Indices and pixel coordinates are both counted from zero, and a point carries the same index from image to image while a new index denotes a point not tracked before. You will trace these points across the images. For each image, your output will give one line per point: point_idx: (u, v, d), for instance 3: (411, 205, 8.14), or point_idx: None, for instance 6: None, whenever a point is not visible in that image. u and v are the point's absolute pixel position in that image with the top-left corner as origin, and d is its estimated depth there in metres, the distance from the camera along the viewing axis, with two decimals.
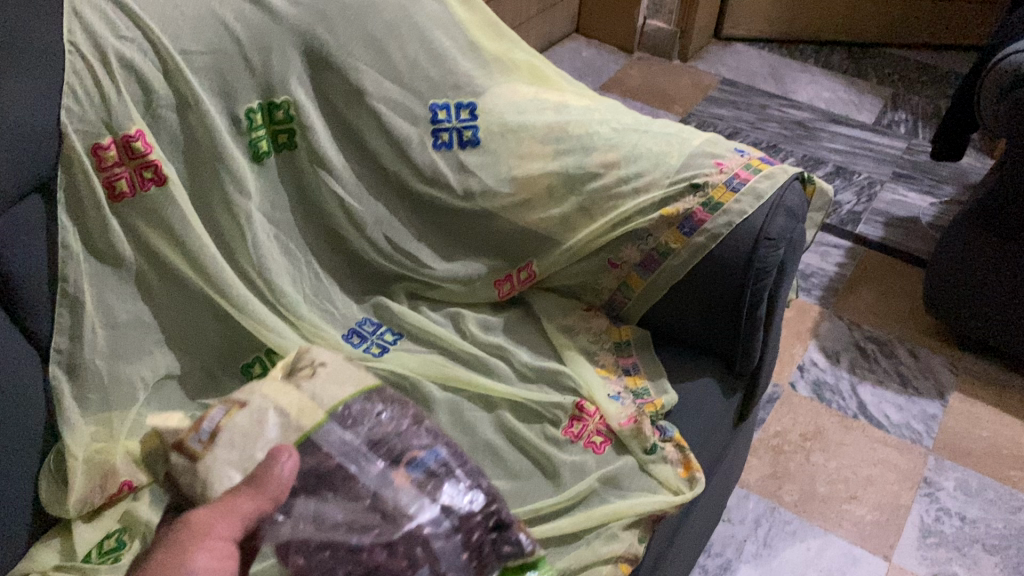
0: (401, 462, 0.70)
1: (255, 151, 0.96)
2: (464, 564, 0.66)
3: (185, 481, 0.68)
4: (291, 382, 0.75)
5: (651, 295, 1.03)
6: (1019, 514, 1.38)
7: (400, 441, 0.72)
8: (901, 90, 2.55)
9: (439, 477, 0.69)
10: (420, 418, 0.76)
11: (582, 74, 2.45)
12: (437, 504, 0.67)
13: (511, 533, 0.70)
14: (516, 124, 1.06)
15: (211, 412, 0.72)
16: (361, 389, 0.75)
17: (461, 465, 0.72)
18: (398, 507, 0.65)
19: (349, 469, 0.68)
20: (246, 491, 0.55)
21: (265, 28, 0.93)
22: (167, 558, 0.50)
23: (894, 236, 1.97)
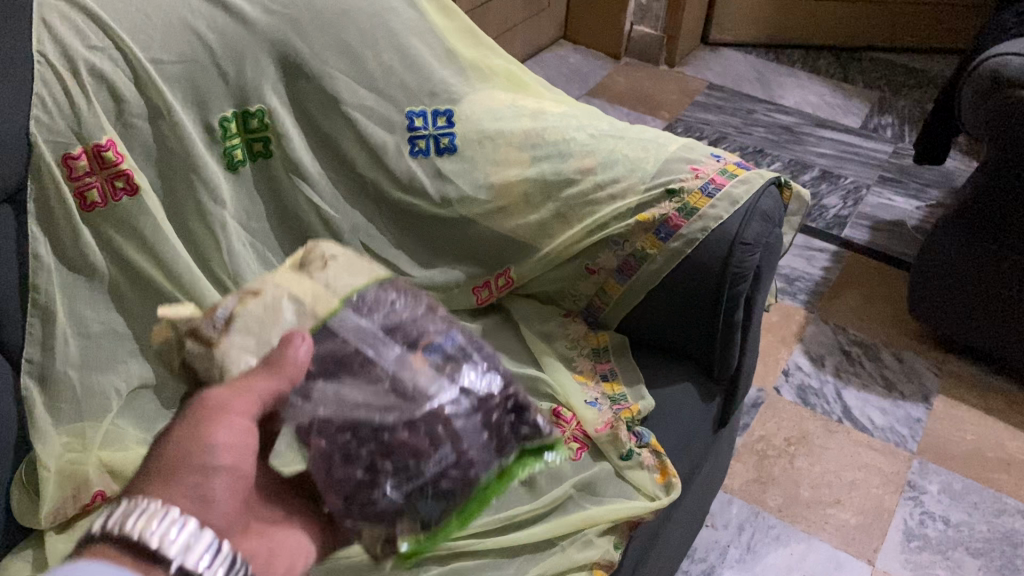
0: (419, 346, 0.75)
1: (230, 160, 0.96)
2: (485, 441, 0.73)
3: (202, 366, 0.69)
4: (303, 272, 0.77)
5: (629, 301, 1.02)
6: (1002, 517, 1.38)
7: (415, 327, 0.77)
8: (888, 93, 2.56)
9: (457, 361, 0.76)
10: (431, 308, 0.82)
11: (569, 80, 2.45)
12: (458, 386, 0.73)
13: (530, 417, 0.78)
14: (493, 131, 1.05)
15: (226, 299, 0.73)
16: (373, 280, 0.80)
17: (475, 351, 0.79)
18: (420, 388, 0.70)
19: (367, 354, 0.72)
20: (264, 374, 0.63)
21: (238, 37, 0.93)
22: (189, 426, 0.58)
23: (879, 239, 1.98)
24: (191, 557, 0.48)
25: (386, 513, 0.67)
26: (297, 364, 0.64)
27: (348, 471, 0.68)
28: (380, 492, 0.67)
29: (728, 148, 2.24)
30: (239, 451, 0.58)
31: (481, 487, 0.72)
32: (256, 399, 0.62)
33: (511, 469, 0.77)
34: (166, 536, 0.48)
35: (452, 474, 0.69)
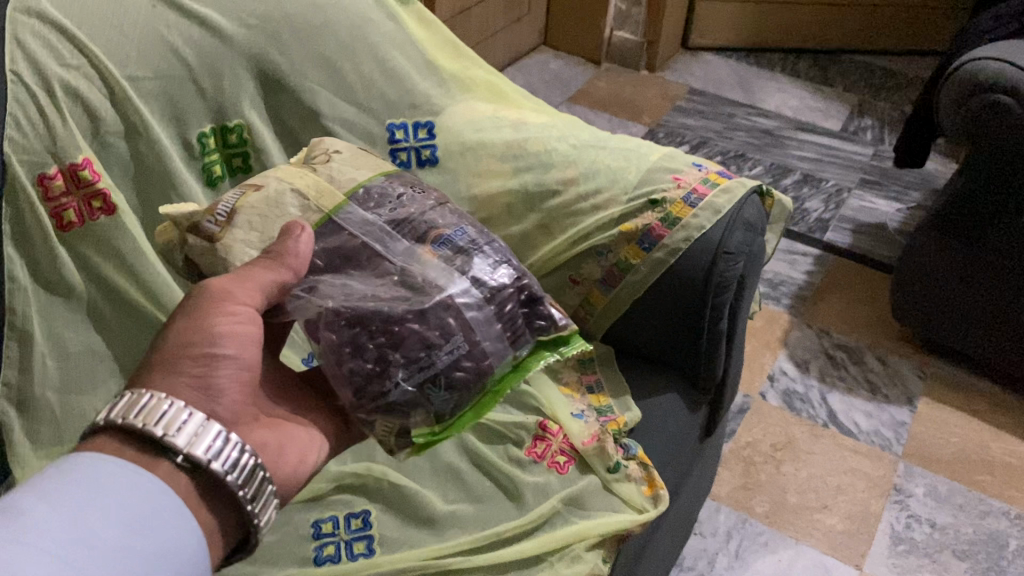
0: (428, 241, 0.77)
1: (209, 177, 0.95)
2: (498, 333, 0.73)
3: (207, 259, 0.79)
4: (308, 167, 0.86)
5: (614, 310, 1.01)
6: (987, 519, 1.38)
7: (425, 222, 0.79)
8: (867, 96, 2.57)
9: (468, 254, 0.77)
10: (444, 203, 0.84)
11: (551, 87, 2.45)
12: (467, 277, 0.74)
13: (543, 309, 0.77)
14: (474, 142, 1.05)
15: (229, 195, 0.83)
16: (378, 174, 0.86)
17: (487, 244, 0.79)
18: (428, 282, 0.73)
19: (374, 249, 0.77)
20: (269, 264, 0.70)
21: (215, 52, 0.92)
22: (196, 311, 0.65)
23: (862, 242, 1.98)
24: (198, 443, 0.57)
25: (398, 403, 0.70)
26: (296, 254, 0.71)
27: (357, 364, 0.70)
28: (391, 383, 0.69)
29: (710, 152, 2.25)
30: (244, 338, 0.65)
31: (495, 378, 0.73)
32: (260, 287, 0.68)
33: (526, 363, 0.76)
34: (174, 421, 0.57)
35: (464, 365, 0.71)
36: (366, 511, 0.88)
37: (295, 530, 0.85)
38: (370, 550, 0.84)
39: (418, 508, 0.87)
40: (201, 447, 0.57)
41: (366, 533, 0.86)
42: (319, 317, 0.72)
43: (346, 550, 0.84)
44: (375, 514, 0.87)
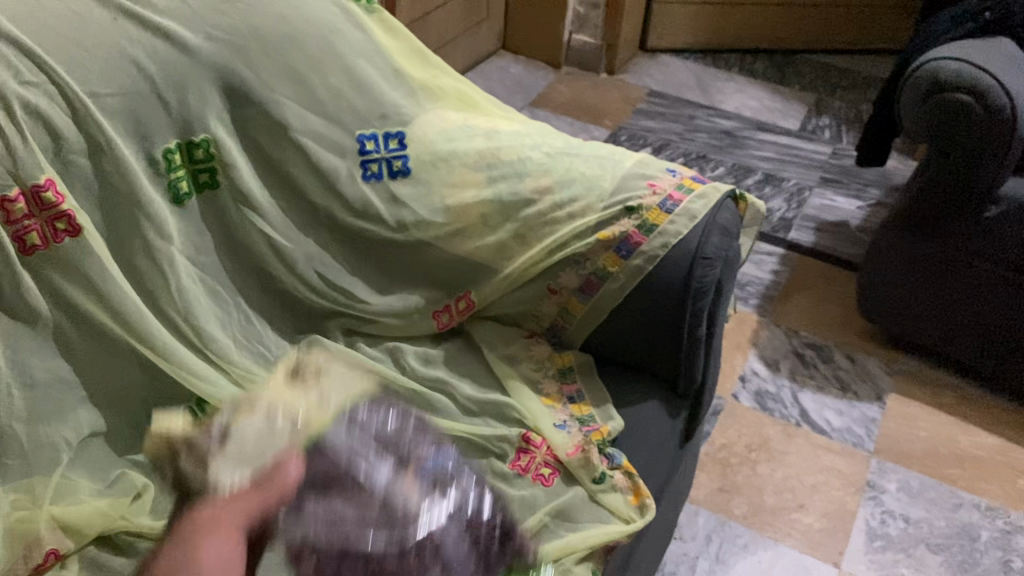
0: (410, 467, 0.66)
1: (175, 194, 0.92)
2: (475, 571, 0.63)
3: (185, 469, 0.67)
4: (298, 387, 0.78)
5: (592, 319, 1.01)
6: (959, 511, 1.40)
7: (408, 445, 0.68)
8: (823, 95, 2.61)
9: (449, 484, 0.66)
10: (422, 421, 0.72)
11: (512, 92, 2.44)
12: (448, 511, 0.64)
13: (513, 543, 0.67)
14: (447, 151, 1.03)
15: (218, 415, 0.72)
16: (364, 395, 0.75)
17: (465, 473, 0.69)
18: (407, 513, 0.62)
19: (355, 475, 0.63)
20: (251, 493, 0.61)
21: (180, 66, 0.90)
22: (182, 549, 0.60)
23: (825, 240, 2.01)
24: None
25: None
26: (286, 482, 0.61)
27: None
28: None
29: (672, 155, 2.26)
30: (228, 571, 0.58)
31: None
32: (244, 515, 0.60)
33: None
34: None
35: None
36: None
37: None
38: None
39: None
40: None
41: None
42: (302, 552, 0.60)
43: None
44: None
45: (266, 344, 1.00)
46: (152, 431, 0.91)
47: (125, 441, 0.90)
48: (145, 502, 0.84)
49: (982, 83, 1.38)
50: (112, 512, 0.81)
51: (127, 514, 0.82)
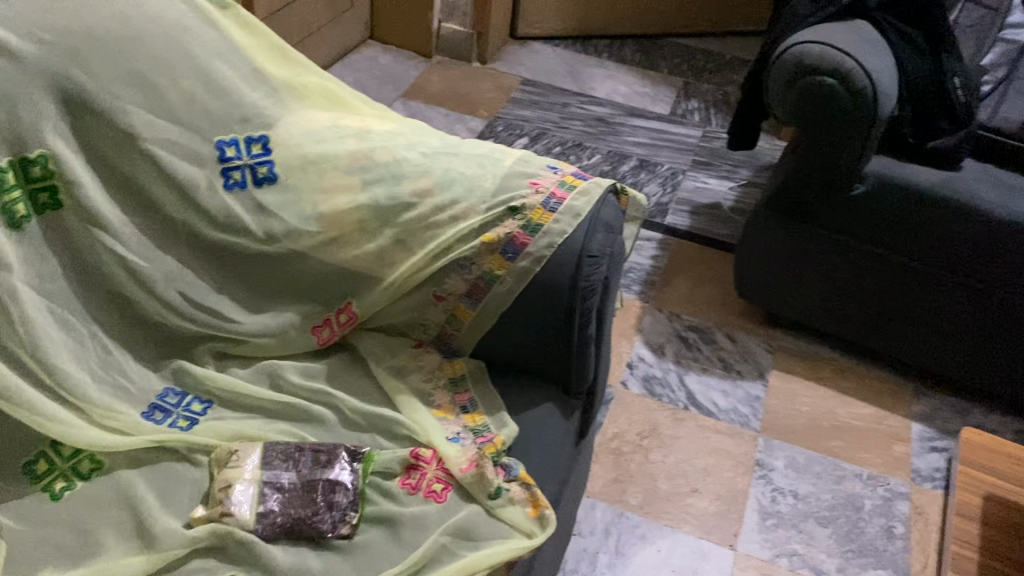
0: (297, 472, 0.87)
1: (11, 218, 0.83)
2: (334, 499, 0.85)
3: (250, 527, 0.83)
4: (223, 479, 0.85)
5: (481, 325, 0.98)
6: (843, 483, 1.45)
7: (299, 482, 0.86)
8: (690, 78, 2.66)
9: (313, 483, 0.86)
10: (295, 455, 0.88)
11: (382, 83, 2.37)
12: (305, 473, 0.87)
13: (338, 481, 0.86)
14: (315, 155, 0.97)
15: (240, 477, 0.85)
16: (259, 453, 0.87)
17: (327, 472, 0.87)
18: (288, 489, 0.86)
19: (274, 480, 0.86)
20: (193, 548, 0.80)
21: (7, 75, 0.81)
22: None
23: (700, 223, 2.04)
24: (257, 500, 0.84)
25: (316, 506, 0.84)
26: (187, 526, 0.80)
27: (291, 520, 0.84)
28: (318, 520, 0.83)
29: (549, 144, 2.24)
30: None
31: None
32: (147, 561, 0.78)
33: None
34: None
35: (334, 504, 0.84)
36: None
37: None
38: None
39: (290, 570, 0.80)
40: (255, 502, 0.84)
41: None
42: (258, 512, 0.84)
43: None
44: None
45: (128, 375, 0.92)
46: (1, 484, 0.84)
47: None
48: None
49: (844, 65, 1.40)
50: None
51: None
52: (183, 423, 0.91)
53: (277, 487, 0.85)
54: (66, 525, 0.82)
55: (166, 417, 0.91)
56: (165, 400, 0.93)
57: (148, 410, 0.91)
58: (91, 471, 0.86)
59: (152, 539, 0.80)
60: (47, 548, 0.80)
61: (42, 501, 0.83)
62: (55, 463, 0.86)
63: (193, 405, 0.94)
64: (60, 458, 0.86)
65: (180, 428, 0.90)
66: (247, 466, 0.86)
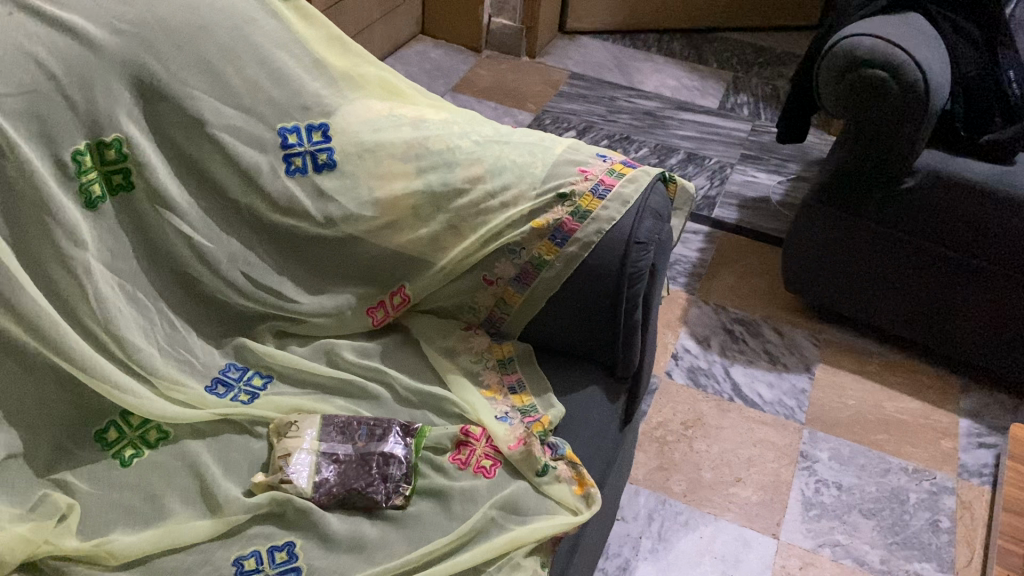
0: (353, 446, 0.91)
1: (87, 198, 0.87)
2: (385, 470, 0.88)
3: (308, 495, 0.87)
4: (283, 449, 0.89)
5: (529, 309, 1.00)
6: (888, 476, 1.45)
7: (354, 455, 0.90)
8: (740, 72, 2.65)
9: (368, 455, 0.89)
10: (352, 429, 0.92)
11: (432, 77, 2.41)
12: (360, 447, 0.90)
13: (391, 454, 0.89)
14: (372, 142, 1.00)
15: (298, 449, 0.89)
16: (316, 427, 0.91)
17: (381, 445, 0.90)
18: (344, 462, 0.89)
19: (332, 452, 0.90)
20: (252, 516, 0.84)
21: (85, 62, 0.85)
22: None
23: (747, 217, 2.04)
24: (315, 471, 0.88)
25: (370, 477, 0.88)
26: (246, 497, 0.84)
27: (346, 490, 0.87)
28: (370, 490, 0.87)
29: (596, 137, 2.26)
30: None
31: None
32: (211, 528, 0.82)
33: None
34: None
35: (386, 476, 0.88)
36: (290, 542, 0.83)
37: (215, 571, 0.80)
38: None
39: (345, 538, 0.83)
40: (313, 473, 0.88)
41: (292, 566, 0.81)
42: (316, 482, 0.88)
43: None
44: (300, 544, 0.83)
45: (193, 351, 0.97)
46: (75, 450, 0.89)
47: (45, 460, 0.87)
48: (71, 522, 0.81)
49: (896, 58, 1.40)
50: (36, 538, 0.78)
51: (52, 537, 0.79)
52: (244, 398, 0.95)
53: (333, 460, 0.89)
54: (136, 490, 0.86)
55: (228, 391, 0.95)
56: (228, 375, 0.97)
57: (211, 384, 0.95)
58: (157, 440, 0.91)
59: (218, 505, 0.84)
60: (118, 511, 0.84)
61: (113, 467, 0.88)
62: (124, 432, 0.90)
63: (254, 380, 0.98)
64: (129, 427, 0.90)
65: (241, 402, 0.95)
66: (306, 437, 0.90)
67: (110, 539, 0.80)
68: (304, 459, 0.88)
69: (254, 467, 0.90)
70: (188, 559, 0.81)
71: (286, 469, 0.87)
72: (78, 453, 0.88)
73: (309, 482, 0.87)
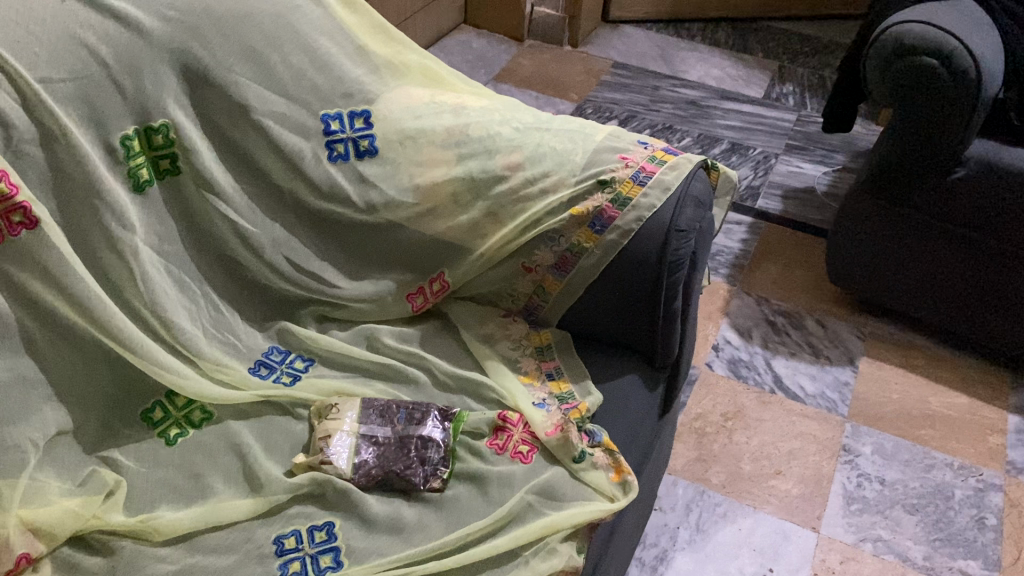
0: (391, 429, 0.92)
1: (135, 181, 0.89)
2: (422, 454, 0.89)
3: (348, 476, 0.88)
4: (323, 430, 0.90)
5: (568, 297, 1.00)
6: (933, 472, 1.43)
7: (392, 438, 0.91)
8: (786, 62, 2.61)
9: (405, 438, 0.90)
10: (391, 412, 0.93)
11: (474, 66, 2.41)
12: (398, 430, 0.91)
13: (429, 438, 0.90)
14: (414, 129, 1.01)
15: (338, 431, 0.90)
16: (356, 410, 0.93)
17: (419, 429, 0.91)
18: (382, 445, 0.90)
19: (370, 435, 0.91)
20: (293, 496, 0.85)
21: (134, 48, 0.86)
22: None
23: (792, 208, 2.02)
24: (354, 454, 0.89)
25: (408, 461, 0.88)
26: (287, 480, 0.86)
27: (385, 473, 0.88)
28: (408, 473, 0.88)
29: (639, 126, 2.25)
30: None
31: None
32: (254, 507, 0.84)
33: None
34: None
35: (423, 460, 0.89)
36: (330, 522, 0.84)
37: (257, 549, 0.81)
38: (338, 562, 0.81)
39: (384, 521, 0.84)
40: (352, 457, 0.89)
41: (331, 546, 0.82)
42: (356, 465, 0.89)
43: (312, 565, 0.80)
44: (339, 524, 0.84)
45: (237, 334, 0.98)
46: (123, 428, 0.91)
47: (94, 437, 0.89)
48: (118, 498, 0.83)
49: (948, 45, 1.36)
50: (85, 512, 0.80)
51: (100, 512, 0.81)
52: (286, 380, 0.97)
53: (372, 443, 0.90)
54: (180, 469, 0.88)
55: (270, 372, 0.97)
56: (270, 357, 0.99)
57: (254, 366, 0.97)
58: (202, 421, 0.93)
59: (260, 485, 0.86)
60: (163, 488, 0.86)
61: (159, 446, 0.90)
62: (170, 412, 0.92)
63: (296, 363, 1.00)
64: (175, 407, 0.92)
65: (284, 383, 0.96)
66: (346, 420, 0.91)
67: (155, 515, 0.82)
68: (344, 440, 0.89)
69: (295, 447, 0.92)
70: (232, 537, 0.82)
71: (326, 453, 0.88)
72: (126, 432, 0.91)
73: (349, 464, 0.88)
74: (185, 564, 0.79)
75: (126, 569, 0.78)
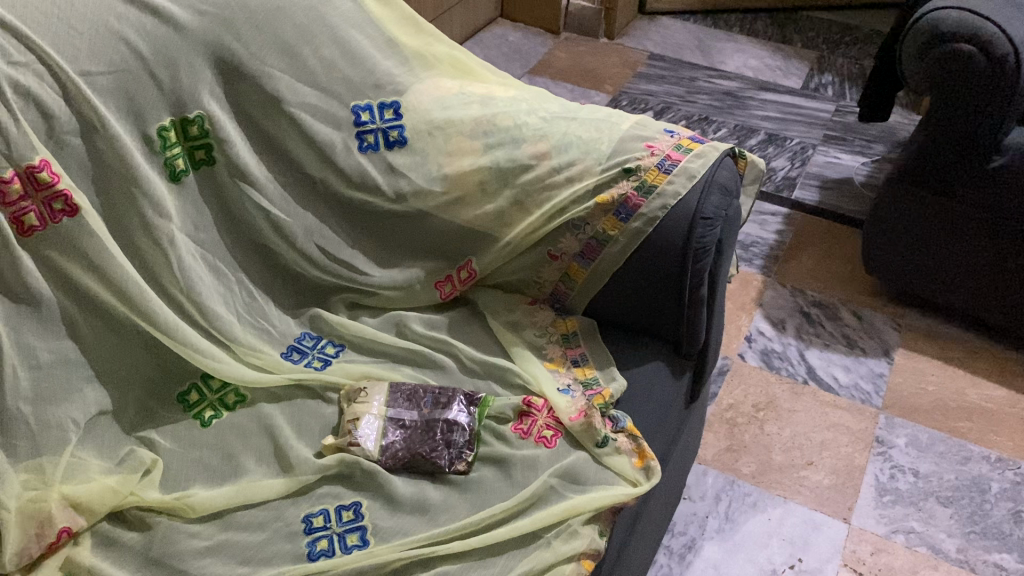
0: (417, 414, 0.93)
1: (172, 171, 0.92)
2: (447, 438, 0.91)
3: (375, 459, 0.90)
4: (352, 413, 0.93)
5: (594, 284, 1.01)
6: (968, 464, 1.41)
7: (418, 422, 0.93)
8: (826, 52, 2.58)
9: (431, 422, 0.92)
10: (418, 397, 0.95)
11: (510, 59, 2.43)
12: (424, 415, 0.93)
13: (454, 422, 0.91)
14: (442, 120, 1.02)
15: (366, 415, 0.92)
16: (384, 394, 0.95)
17: (445, 413, 0.93)
18: (409, 429, 0.92)
19: (397, 419, 0.93)
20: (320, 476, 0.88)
21: (170, 42, 0.89)
22: None
23: (829, 199, 1.99)
24: (382, 438, 0.91)
25: (433, 445, 0.90)
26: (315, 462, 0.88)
27: (412, 456, 0.90)
28: (434, 457, 0.89)
29: (674, 117, 2.24)
30: None
31: None
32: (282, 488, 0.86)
33: None
34: None
35: (449, 443, 0.90)
36: (357, 502, 0.86)
37: (286, 527, 0.84)
38: (364, 541, 0.83)
39: (409, 501, 0.86)
40: (380, 441, 0.91)
41: (358, 525, 0.84)
42: (383, 448, 0.91)
43: (339, 542, 0.83)
44: (365, 504, 0.86)
45: (270, 320, 1.01)
46: (161, 411, 0.94)
47: (132, 418, 0.93)
48: (155, 476, 0.87)
49: (985, 32, 1.34)
50: (122, 489, 0.83)
51: (137, 489, 0.85)
52: (317, 364, 0.99)
53: (399, 426, 0.92)
54: (214, 449, 0.91)
55: (302, 357, 1.00)
56: (302, 343, 1.02)
57: (286, 351, 1.00)
58: (236, 403, 0.95)
59: (290, 465, 0.88)
60: (198, 467, 0.89)
61: (194, 427, 0.93)
62: (205, 394, 0.95)
63: (327, 348, 1.02)
64: (211, 390, 0.95)
65: (315, 368, 0.99)
66: (374, 403, 0.93)
67: (189, 493, 0.85)
68: (371, 424, 0.92)
69: (325, 429, 0.94)
70: (262, 515, 0.85)
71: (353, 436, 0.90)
72: (163, 413, 0.94)
73: (376, 447, 0.90)
74: (218, 540, 0.82)
75: (161, 544, 0.81)
